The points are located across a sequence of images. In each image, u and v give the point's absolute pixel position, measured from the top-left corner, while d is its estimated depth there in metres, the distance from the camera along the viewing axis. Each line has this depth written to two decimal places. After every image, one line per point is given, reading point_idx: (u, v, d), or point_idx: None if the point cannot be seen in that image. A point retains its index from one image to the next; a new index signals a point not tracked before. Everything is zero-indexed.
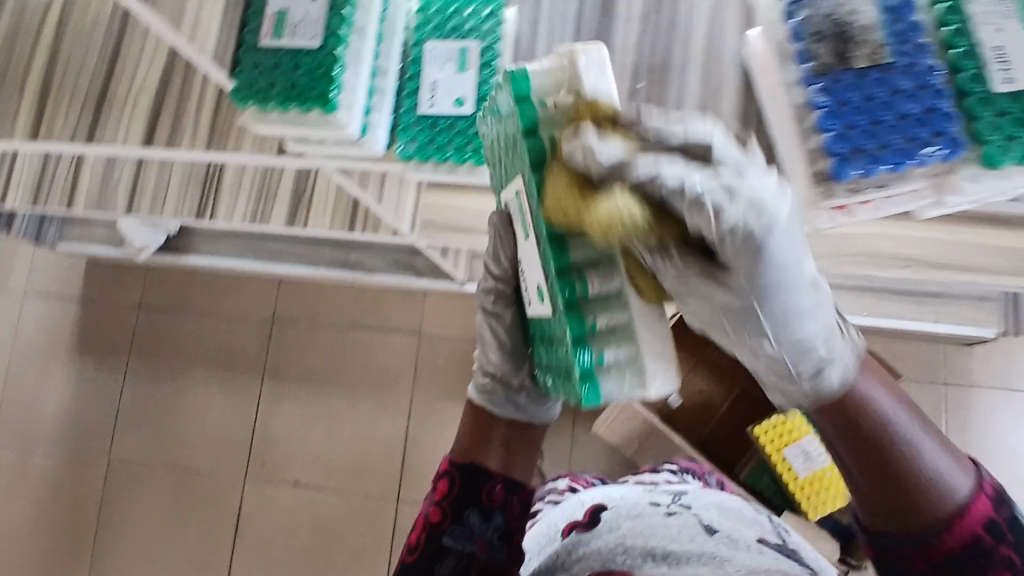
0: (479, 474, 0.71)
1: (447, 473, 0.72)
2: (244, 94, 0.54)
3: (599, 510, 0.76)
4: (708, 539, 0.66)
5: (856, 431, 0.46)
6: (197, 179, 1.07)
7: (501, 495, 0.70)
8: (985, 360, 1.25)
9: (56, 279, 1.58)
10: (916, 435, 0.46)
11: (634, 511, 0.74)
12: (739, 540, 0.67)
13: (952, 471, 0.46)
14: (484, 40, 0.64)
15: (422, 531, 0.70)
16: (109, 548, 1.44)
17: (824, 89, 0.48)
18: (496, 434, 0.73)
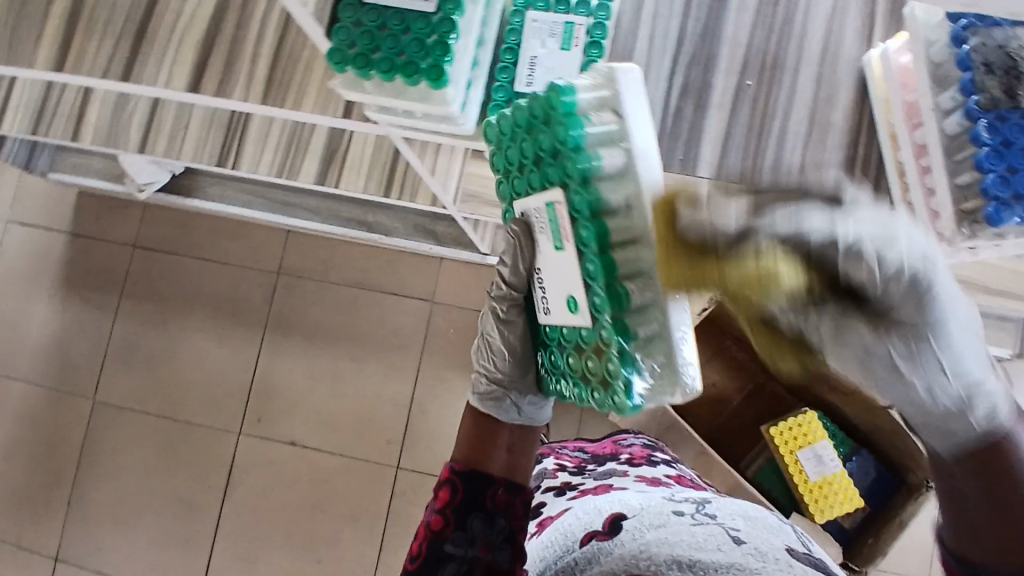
0: (480, 476, 0.58)
1: (445, 475, 0.59)
2: (341, 57, 0.48)
3: (621, 520, 0.55)
4: (739, 551, 0.46)
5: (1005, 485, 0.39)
6: (220, 123, 0.98)
7: (505, 499, 0.58)
8: None
9: (43, 207, 1.48)
10: None
11: (660, 524, 0.52)
12: (770, 552, 0.46)
13: None
14: (592, 15, 0.59)
15: (419, 541, 0.57)
16: (90, 491, 1.39)
17: (988, 126, 0.45)
18: (500, 438, 0.62)
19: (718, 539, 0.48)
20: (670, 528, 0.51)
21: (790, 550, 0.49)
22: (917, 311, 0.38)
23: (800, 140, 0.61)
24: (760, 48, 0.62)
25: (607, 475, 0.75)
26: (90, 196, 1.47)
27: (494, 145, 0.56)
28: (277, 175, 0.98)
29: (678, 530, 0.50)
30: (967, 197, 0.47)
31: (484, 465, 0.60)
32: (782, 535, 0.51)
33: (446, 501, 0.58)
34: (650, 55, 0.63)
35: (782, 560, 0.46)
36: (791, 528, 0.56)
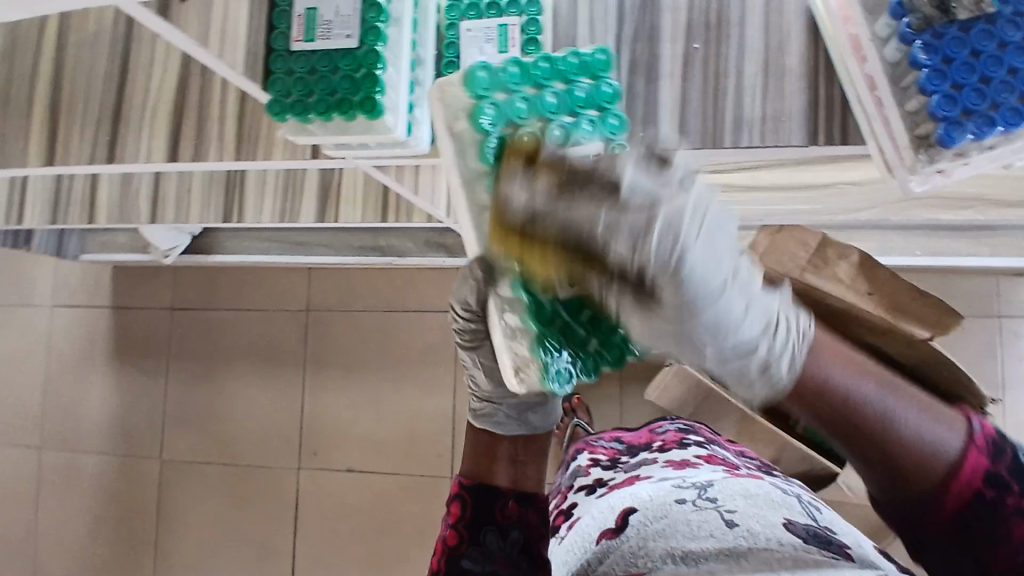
0: (488, 489, 0.56)
1: (454, 490, 0.57)
2: (281, 107, 0.50)
3: (630, 516, 0.51)
4: (731, 536, 0.46)
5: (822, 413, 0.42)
6: (219, 181, 1.03)
7: (516, 510, 0.55)
8: None
9: (84, 288, 1.57)
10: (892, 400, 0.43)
11: (662, 516, 0.50)
12: (763, 533, 0.46)
13: (939, 430, 0.44)
14: (524, 12, 0.59)
15: (436, 557, 0.55)
16: (172, 545, 1.47)
17: (925, 46, 0.44)
18: (502, 450, 0.59)
19: (712, 526, 0.47)
20: (670, 518, 0.49)
21: (788, 524, 0.48)
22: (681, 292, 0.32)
23: (758, 93, 0.60)
24: (701, 11, 0.62)
25: (636, 467, 0.74)
26: (124, 269, 1.55)
27: (496, 100, 0.47)
28: (279, 221, 1.01)
29: (676, 520, 0.49)
30: (918, 121, 0.46)
31: (490, 479, 0.57)
32: (783, 509, 0.50)
33: (459, 516, 0.55)
34: (594, 40, 0.63)
35: (776, 539, 0.45)
36: (798, 499, 0.53)
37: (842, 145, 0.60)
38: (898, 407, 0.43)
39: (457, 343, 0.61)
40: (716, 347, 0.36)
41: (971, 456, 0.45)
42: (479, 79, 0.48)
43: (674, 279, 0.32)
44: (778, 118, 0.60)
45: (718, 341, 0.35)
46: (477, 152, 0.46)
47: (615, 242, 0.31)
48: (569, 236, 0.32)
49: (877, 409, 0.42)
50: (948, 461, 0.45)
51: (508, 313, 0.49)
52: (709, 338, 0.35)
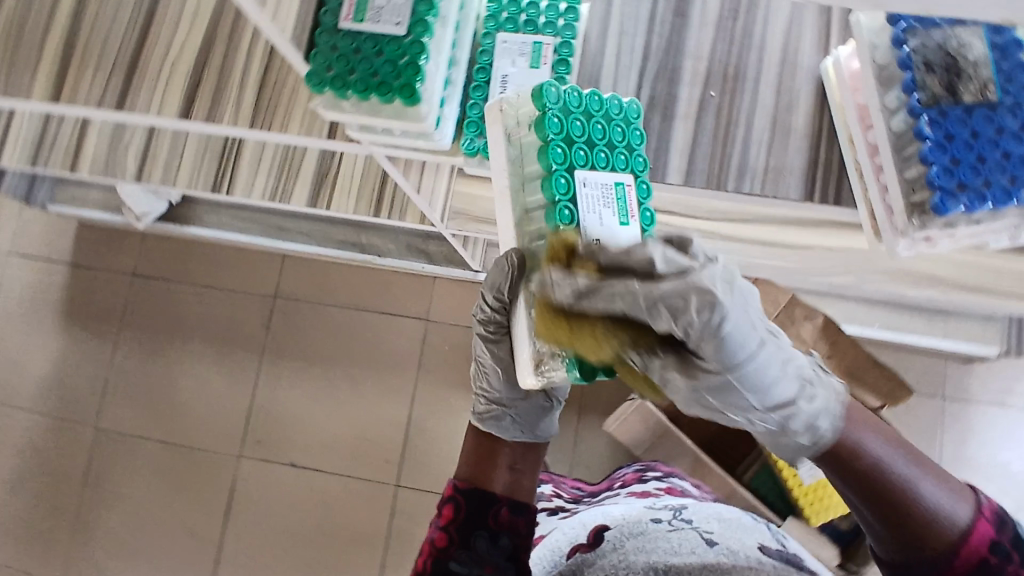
0: (483, 496, 0.58)
1: (449, 493, 0.59)
2: (320, 80, 0.51)
3: (603, 532, 0.54)
4: (712, 552, 0.46)
5: (849, 467, 0.47)
6: (214, 151, 1.00)
7: (508, 517, 0.58)
8: (993, 380, 1.24)
9: (44, 240, 1.52)
10: (901, 467, 0.47)
11: (639, 533, 0.51)
12: (742, 551, 0.46)
13: (948, 497, 0.47)
14: (559, 34, 0.63)
15: (424, 559, 0.58)
16: (93, 520, 1.40)
17: (931, 121, 0.48)
18: (502, 456, 0.62)
19: (693, 543, 0.48)
20: (649, 536, 0.50)
21: (762, 548, 0.49)
22: (717, 349, 0.44)
23: (763, 146, 0.64)
24: (721, 62, 0.65)
25: (599, 498, 0.75)
26: (90, 227, 1.50)
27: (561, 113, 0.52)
28: (269, 199, 1.01)
29: (654, 536, 0.50)
30: (915, 188, 0.50)
31: (486, 483, 0.59)
32: (758, 534, 0.52)
33: (450, 519, 0.57)
34: (617, 72, 0.66)
35: (755, 557, 0.46)
36: (767, 526, 0.55)
37: (835, 206, 0.64)
38: (921, 481, 0.46)
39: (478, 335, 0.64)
40: (748, 404, 0.48)
41: (982, 525, 0.46)
42: (549, 94, 0.52)
43: (711, 347, 0.44)
44: (779, 171, 0.64)
45: (750, 399, 0.47)
46: (537, 153, 0.52)
47: (658, 318, 0.43)
48: (613, 313, 0.44)
49: (894, 468, 0.46)
50: (959, 530, 0.46)
51: (540, 310, 0.53)
52: (745, 395, 0.47)
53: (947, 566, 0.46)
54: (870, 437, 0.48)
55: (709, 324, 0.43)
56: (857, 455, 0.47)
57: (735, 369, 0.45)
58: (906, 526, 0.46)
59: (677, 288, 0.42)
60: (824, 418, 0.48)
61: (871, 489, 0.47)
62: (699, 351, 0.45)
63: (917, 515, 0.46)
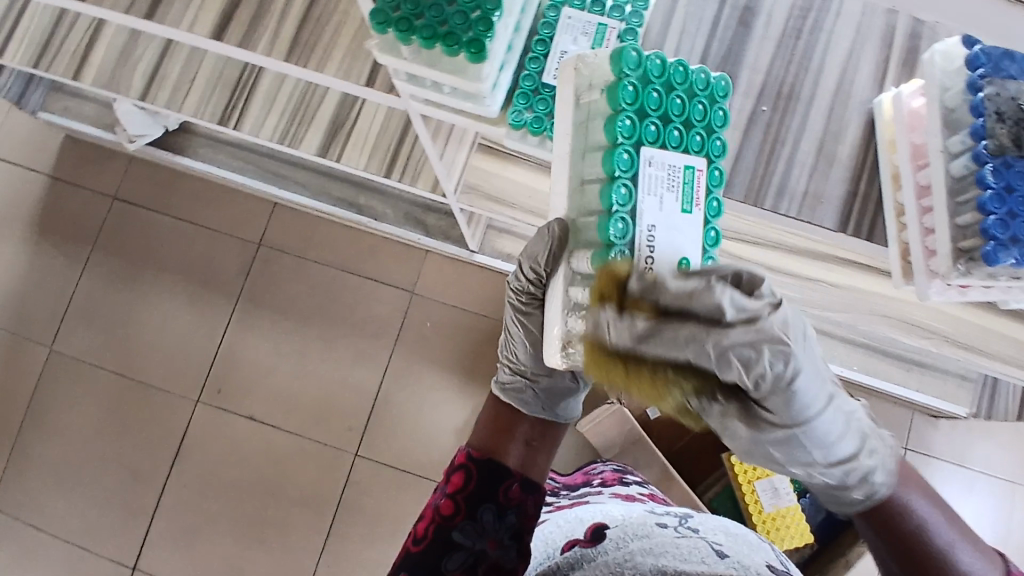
0: (496, 469, 0.64)
1: (461, 461, 0.64)
2: (385, 19, 0.48)
3: (606, 530, 0.53)
4: (722, 563, 0.45)
5: (888, 523, 0.55)
6: (227, 82, 0.99)
7: (517, 494, 0.63)
8: (959, 438, 1.25)
9: (25, 146, 1.44)
10: (942, 531, 0.53)
11: (643, 536, 0.50)
12: (753, 566, 0.45)
13: (978, 562, 0.51)
14: (626, 20, 0.60)
15: (428, 523, 0.62)
16: (32, 443, 1.34)
17: (995, 170, 0.47)
18: (519, 430, 0.67)
19: (702, 552, 0.46)
20: (654, 539, 0.49)
21: (772, 567, 0.47)
22: (790, 404, 0.49)
23: (806, 169, 0.63)
24: (777, 79, 0.64)
25: (582, 494, 0.74)
26: (76, 141, 1.43)
27: (632, 83, 0.51)
28: (278, 141, 0.97)
29: (662, 541, 0.48)
30: (965, 236, 0.50)
31: (498, 456, 0.65)
32: (763, 553, 0.50)
33: (460, 487, 0.63)
34: None
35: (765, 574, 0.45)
36: (772, 548, 0.53)
37: (865, 241, 0.64)
38: (958, 546, 0.52)
39: (511, 306, 0.68)
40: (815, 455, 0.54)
41: None
42: (627, 59, 0.51)
43: (783, 399, 0.49)
44: (817, 198, 0.63)
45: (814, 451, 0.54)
46: (604, 124, 0.52)
47: (726, 370, 0.46)
48: (680, 365, 0.46)
49: (933, 534, 0.53)
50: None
51: (575, 288, 0.53)
52: (810, 446, 0.53)
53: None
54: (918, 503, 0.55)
55: (786, 383, 0.48)
56: (913, 522, 0.54)
57: (806, 423, 0.51)
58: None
59: (733, 358, 0.45)
60: (880, 474, 0.55)
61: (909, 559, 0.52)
62: (769, 405, 0.50)
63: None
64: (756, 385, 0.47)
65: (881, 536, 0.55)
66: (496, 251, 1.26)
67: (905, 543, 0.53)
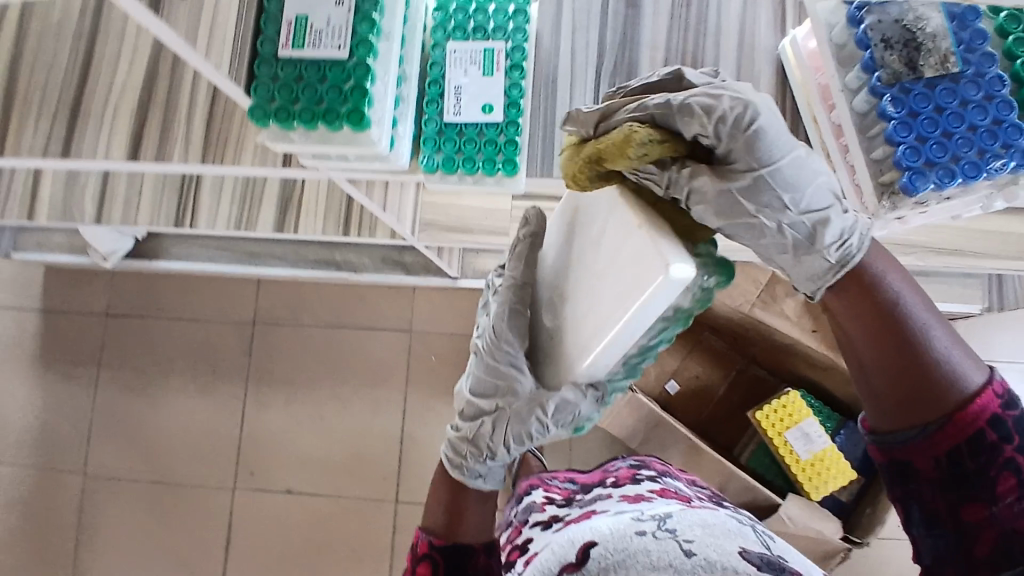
0: (461, 548, 0.55)
1: (424, 551, 0.55)
2: (263, 113, 0.49)
3: (590, 548, 0.50)
4: (689, 565, 0.45)
5: (867, 309, 0.46)
6: (173, 185, 1.00)
7: (487, 563, 0.55)
8: (983, 335, 1.23)
9: (12, 287, 1.48)
10: (918, 306, 0.45)
11: (623, 548, 0.48)
12: (720, 561, 0.45)
13: (962, 361, 0.44)
14: (509, 38, 0.60)
15: None
16: (89, 567, 1.37)
17: (894, 99, 0.48)
18: (474, 514, 0.58)
19: (670, 555, 0.46)
20: (631, 551, 0.47)
21: (743, 553, 0.47)
22: (745, 149, 0.44)
23: None
24: (678, 50, 0.64)
25: (592, 501, 0.72)
26: (58, 270, 1.47)
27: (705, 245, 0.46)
28: (235, 228, 0.99)
29: (635, 551, 0.47)
30: (883, 169, 0.50)
31: (461, 536, 0.56)
32: (737, 538, 0.49)
33: None
34: (574, 68, 0.64)
35: (732, 568, 0.45)
36: (750, 528, 0.52)
37: None
38: (936, 328, 0.45)
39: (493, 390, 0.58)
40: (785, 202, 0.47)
41: (987, 395, 0.43)
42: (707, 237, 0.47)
43: (742, 152, 0.45)
44: None
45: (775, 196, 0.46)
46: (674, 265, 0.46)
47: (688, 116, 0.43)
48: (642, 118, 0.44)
49: (911, 317, 0.44)
50: (966, 391, 0.43)
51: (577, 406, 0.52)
52: (773, 188, 0.46)
53: (936, 431, 0.44)
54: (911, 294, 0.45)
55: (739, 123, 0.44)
56: (894, 307, 0.45)
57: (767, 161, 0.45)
58: (901, 387, 0.45)
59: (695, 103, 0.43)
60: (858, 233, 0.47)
61: (889, 340, 0.45)
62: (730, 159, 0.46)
63: (941, 377, 0.44)
64: (717, 134, 0.44)
65: (861, 329, 0.46)
66: (479, 272, 1.27)
67: (882, 320, 0.45)
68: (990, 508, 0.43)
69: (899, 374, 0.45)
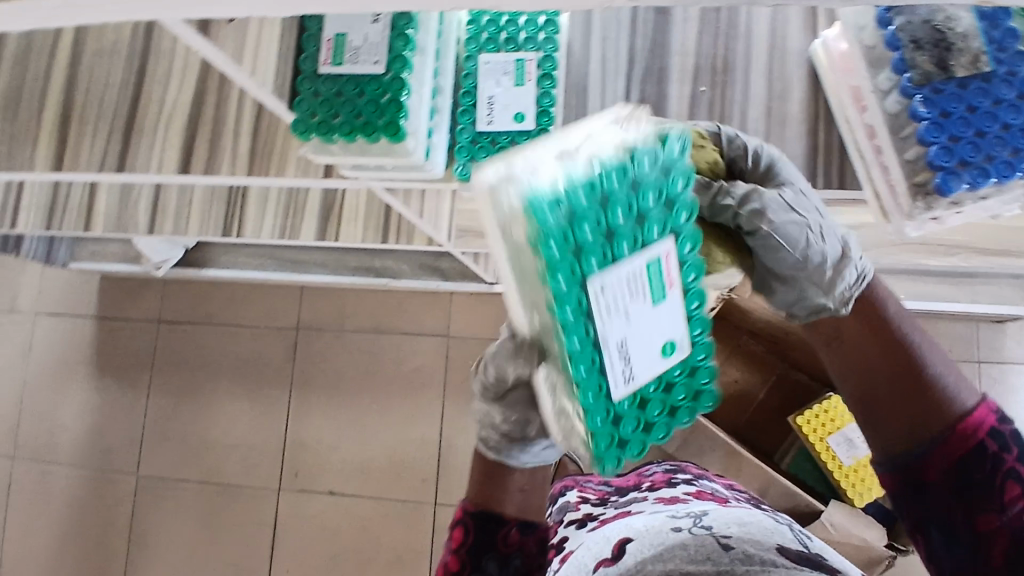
0: (492, 517, 0.58)
1: (459, 516, 0.59)
2: (305, 126, 0.51)
3: (627, 544, 0.51)
4: (728, 556, 0.46)
5: (872, 339, 0.53)
6: (220, 197, 1.04)
7: (517, 538, 0.57)
8: None
9: (72, 296, 1.57)
10: (916, 335, 0.53)
11: (659, 543, 0.49)
12: (759, 555, 0.46)
13: (959, 382, 0.52)
14: (540, 48, 0.62)
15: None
16: (144, 564, 1.43)
17: (925, 100, 0.50)
18: (513, 480, 0.60)
19: (708, 548, 0.47)
20: (666, 545, 0.49)
21: (781, 549, 0.48)
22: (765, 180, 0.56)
23: (759, 137, 0.63)
24: (709, 54, 0.64)
25: (627, 502, 0.73)
26: (113, 279, 1.55)
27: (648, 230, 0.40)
28: (279, 238, 1.02)
29: (672, 545, 0.48)
30: (916, 170, 0.52)
31: (494, 505, 0.59)
32: (775, 534, 0.50)
33: (460, 543, 0.57)
34: (605, 77, 0.64)
35: (770, 560, 0.46)
36: (787, 527, 0.53)
37: (838, 190, 0.62)
38: (934, 356, 0.53)
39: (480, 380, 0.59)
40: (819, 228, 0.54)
41: (984, 412, 0.51)
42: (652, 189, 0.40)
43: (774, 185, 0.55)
44: None
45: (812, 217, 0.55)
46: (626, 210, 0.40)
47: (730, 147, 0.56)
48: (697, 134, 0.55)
49: (912, 340, 0.52)
50: (964, 410, 0.51)
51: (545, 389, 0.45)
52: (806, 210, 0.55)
53: (943, 442, 0.50)
54: (908, 325, 0.54)
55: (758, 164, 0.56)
56: (898, 334, 0.53)
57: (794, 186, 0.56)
58: (911, 402, 0.51)
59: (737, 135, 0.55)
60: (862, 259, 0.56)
61: (890, 359, 0.52)
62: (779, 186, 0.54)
63: (943, 395, 0.51)
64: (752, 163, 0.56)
65: (867, 350, 0.53)
66: None
67: (889, 343, 0.53)
68: (1002, 517, 0.49)
69: (903, 392, 0.52)
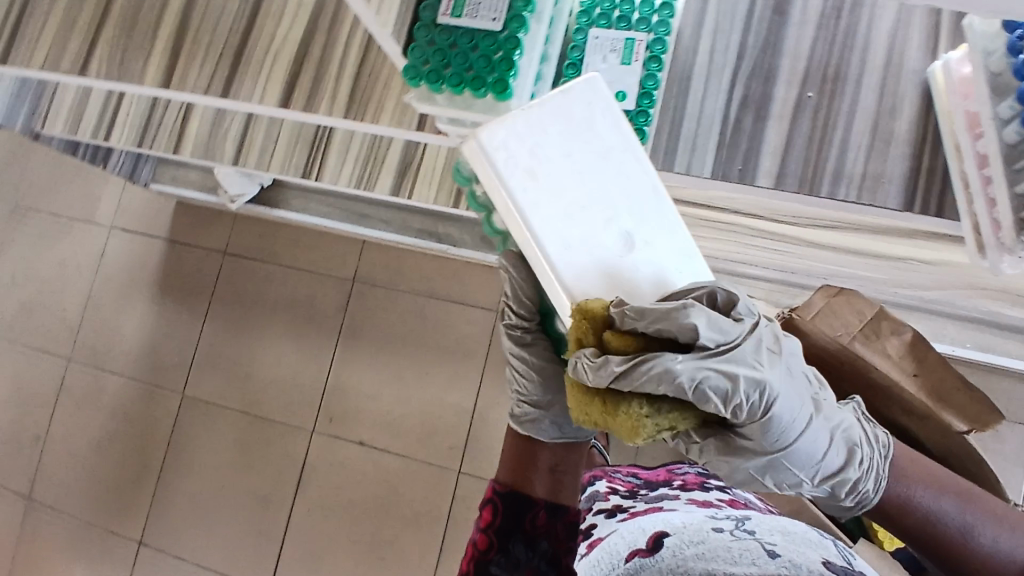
0: (521, 499, 0.61)
1: (488, 495, 0.63)
2: (415, 73, 0.53)
3: (663, 538, 0.52)
4: (774, 563, 0.44)
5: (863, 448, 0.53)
6: (304, 139, 1.06)
7: (544, 521, 0.61)
8: None
9: (147, 216, 1.64)
10: None
11: (700, 541, 0.49)
12: (805, 564, 0.44)
13: None
14: (652, 30, 0.63)
15: (466, 560, 0.61)
16: (175, 480, 1.50)
17: None
18: (542, 460, 0.64)
19: (754, 553, 0.45)
20: (709, 544, 0.48)
21: (828, 564, 0.46)
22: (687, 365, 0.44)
23: (862, 151, 0.61)
24: (822, 60, 0.62)
25: (658, 498, 0.73)
26: (187, 206, 1.61)
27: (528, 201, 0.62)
28: (354, 186, 1.04)
29: (715, 545, 0.47)
30: None
31: (525, 489, 0.62)
32: (820, 550, 0.48)
33: (488, 522, 0.61)
34: (711, 68, 0.63)
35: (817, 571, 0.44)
36: (832, 543, 0.52)
37: (935, 217, 0.61)
38: None
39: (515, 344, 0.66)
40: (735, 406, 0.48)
41: None
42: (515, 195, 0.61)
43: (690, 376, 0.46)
44: (878, 178, 0.60)
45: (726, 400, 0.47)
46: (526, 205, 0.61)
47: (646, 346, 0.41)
48: None
49: None
50: None
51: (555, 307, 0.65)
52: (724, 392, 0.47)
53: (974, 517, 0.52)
54: None
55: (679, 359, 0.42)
56: None
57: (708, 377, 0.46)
58: None
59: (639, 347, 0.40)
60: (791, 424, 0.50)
61: None
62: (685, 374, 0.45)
63: None
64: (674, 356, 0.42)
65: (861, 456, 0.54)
66: None
67: None
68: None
69: None
